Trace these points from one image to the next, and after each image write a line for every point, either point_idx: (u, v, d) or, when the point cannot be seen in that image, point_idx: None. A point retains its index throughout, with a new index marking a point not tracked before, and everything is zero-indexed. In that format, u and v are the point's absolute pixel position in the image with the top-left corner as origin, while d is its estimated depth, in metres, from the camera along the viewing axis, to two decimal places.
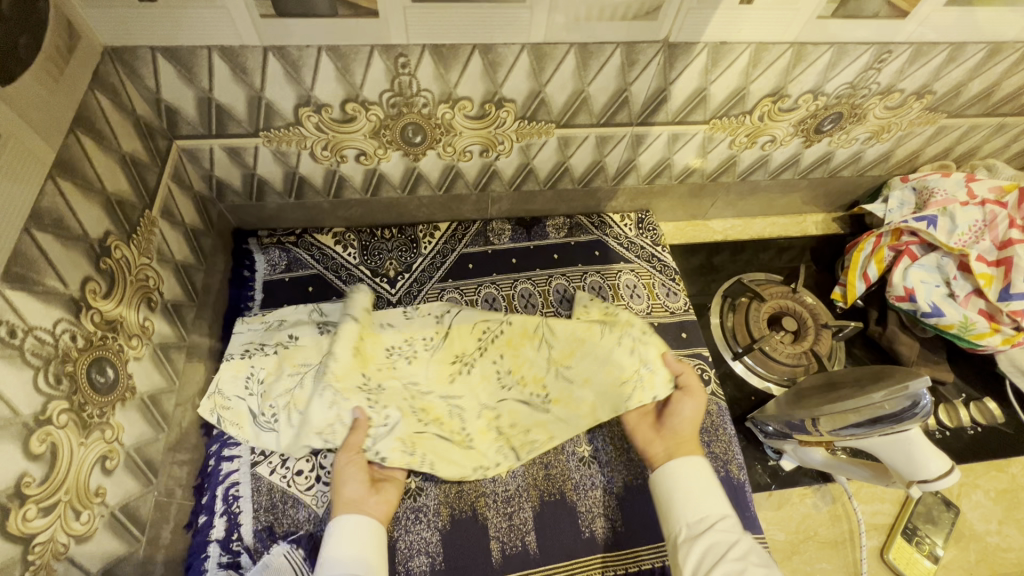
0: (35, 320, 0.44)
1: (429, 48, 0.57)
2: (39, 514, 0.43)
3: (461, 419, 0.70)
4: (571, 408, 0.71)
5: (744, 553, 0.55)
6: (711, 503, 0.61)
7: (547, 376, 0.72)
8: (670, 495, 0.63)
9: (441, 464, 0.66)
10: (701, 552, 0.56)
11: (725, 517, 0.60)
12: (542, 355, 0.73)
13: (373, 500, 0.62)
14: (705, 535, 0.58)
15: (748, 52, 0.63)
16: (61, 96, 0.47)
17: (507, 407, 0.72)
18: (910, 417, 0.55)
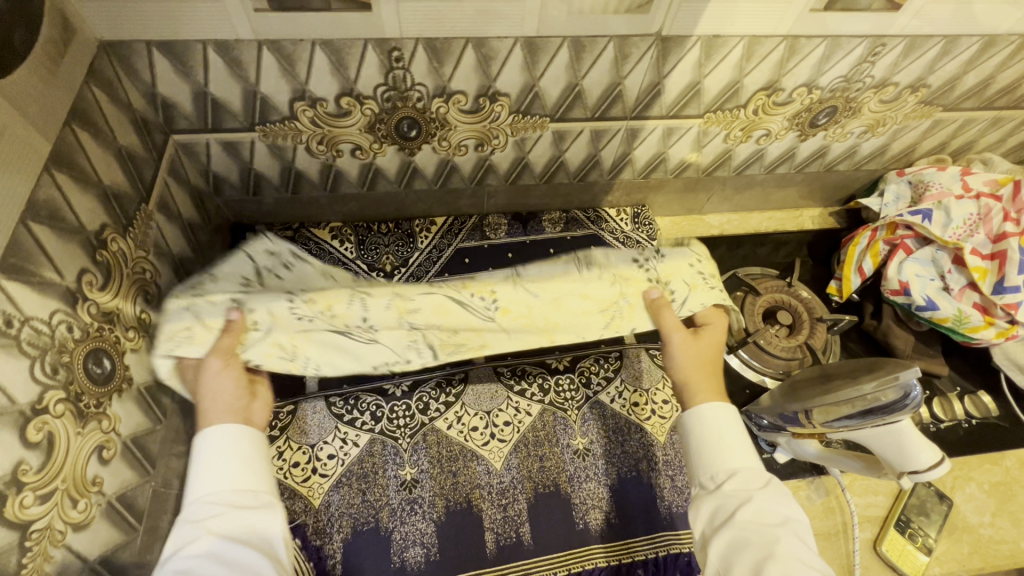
0: (32, 310, 0.44)
1: (422, 42, 0.57)
2: (36, 502, 0.44)
3: (362, 312, 0.60)
4: (522, 322, 0.64)
5: (756, 513, 0.52)
6: (723, 458, 0.57)
7: (499, 286, 0.63)
8: (688, 448, 0.60)
9: (330, 365, 0.62)
10: (711, 513, 0.54)
11: (734, 473, 0.55)
12: (505, 275, 0.65)
13: (256, 406, 0.57)
14: (716, 495, 0.55)
15: (741, 46, 0.63)
16: (57, 89, 0.48)
17: (431, 302, 0.62)
18: (902, 408, 0.55)
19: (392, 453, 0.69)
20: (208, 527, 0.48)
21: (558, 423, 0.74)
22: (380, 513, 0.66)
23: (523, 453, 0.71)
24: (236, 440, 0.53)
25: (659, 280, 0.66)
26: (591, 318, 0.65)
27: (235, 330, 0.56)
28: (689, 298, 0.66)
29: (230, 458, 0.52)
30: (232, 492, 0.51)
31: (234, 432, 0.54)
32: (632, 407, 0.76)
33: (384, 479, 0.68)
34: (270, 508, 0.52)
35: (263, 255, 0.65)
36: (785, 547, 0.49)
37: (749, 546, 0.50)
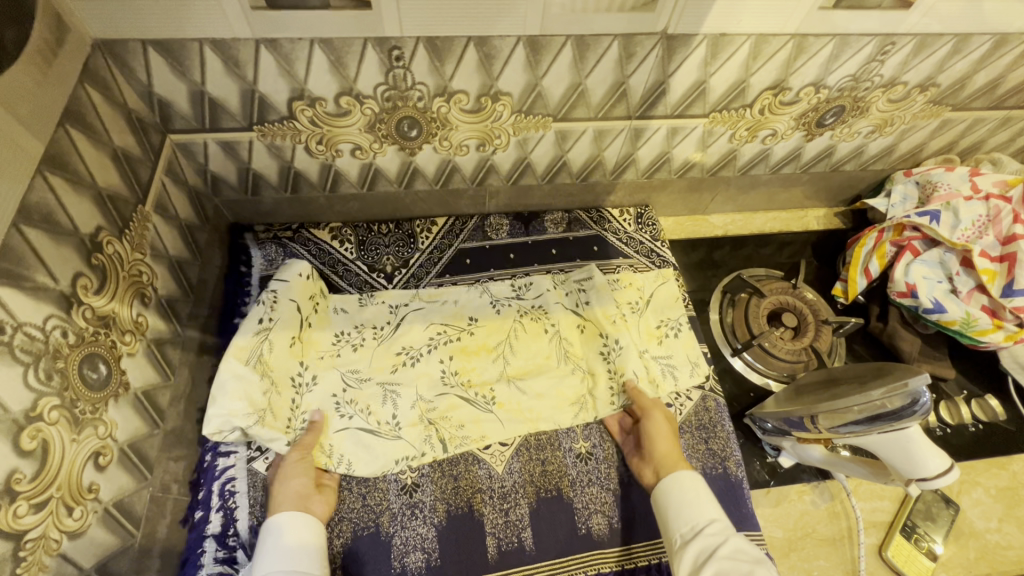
0: (25, 316, 0.43)
1: (423, 40, 0.56)
2: (30, 511, 0.43)
3: (391, 411, 0.71)
4: (514, 413, 0.73)
5: (733, 552, 0.55)
6: (698, 511, 0.61)
7: (496, 384, 0.75)
8: (666, 505, 0.63)
9: (361, 462, 0.67)
10: (693, 556, 0.57)
11: (713, 522, 0.60)
12: (497, 367, 0.76)
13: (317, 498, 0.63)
14: (697, 537, 0.58)
15: (748, 44, 0.62)
16: (50, 90, 0.47)
17: (445, 401, 0.72)
18: (910, 415, 0.54)
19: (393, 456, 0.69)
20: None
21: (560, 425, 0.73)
22: (380, 517, 0.65)
23: (524, 457, 0.70)
24: (297, 529, 0.59)
25: (615, 373, 0.75)
26: (562, 411, 0.73)
27: (309, 442, 0.66)
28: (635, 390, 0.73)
29: (291, 544, 0.58)
30: (288, 574, 0.55)
31: (298, 521, 0.59)
32: None
33: (384, 484, 0.67)
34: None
35: (302, 298, 0.73)
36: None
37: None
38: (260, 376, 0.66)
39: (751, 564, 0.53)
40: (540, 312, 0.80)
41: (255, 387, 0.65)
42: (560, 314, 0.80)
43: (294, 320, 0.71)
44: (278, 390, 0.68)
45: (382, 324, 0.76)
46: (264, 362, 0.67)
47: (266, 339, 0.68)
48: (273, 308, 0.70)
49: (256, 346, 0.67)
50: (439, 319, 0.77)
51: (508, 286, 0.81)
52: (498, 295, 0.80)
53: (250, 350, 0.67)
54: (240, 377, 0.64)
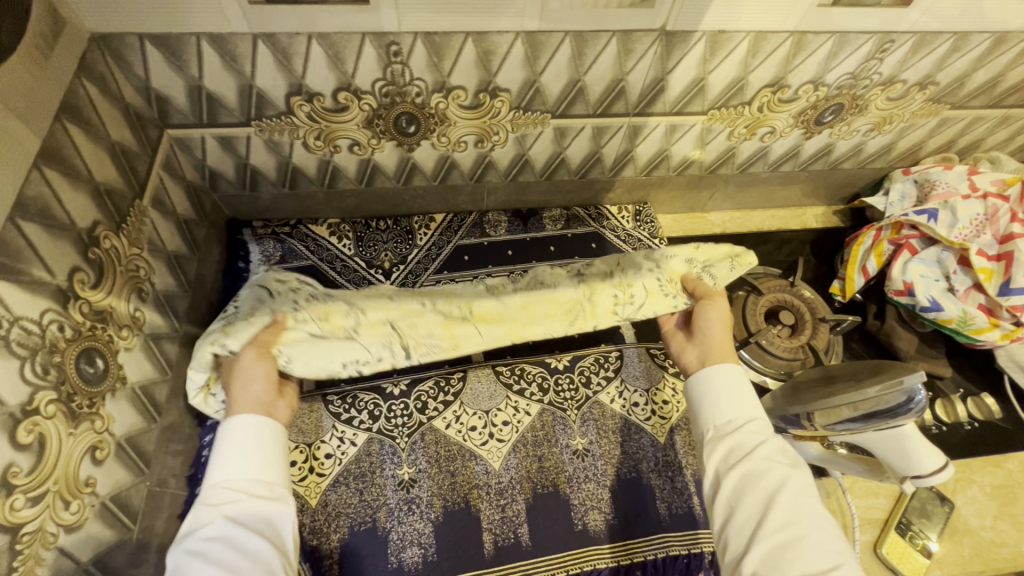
0: (22, 311, 0.43)
1: (422, 36, 0.56)
2: (26, 504, 0.43)
3: (353, 322, 0.65)
4: (493, 325, 0.71)
5: (770, 454, 0.53)
6: (738, 409, 0.58)
7: (479, 298, 0.71)
8: (704, 398, 0.60)
9: (302, 364, 0.62)
10: (725, 452, 0.55)
11: (751, 420, 0.57)
12: (480, 298, 0.72)
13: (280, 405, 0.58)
14: (731, 435, 0.56)
15: (747, 40, 0.62)
16: (47, 83, 0.46)
17: (416, 317, 0.68)
18: (905, 412, 0.55)
19: (390, 452, 0.69)
20: (221, 512, 0.48)
21: (558, 422, 0.73)
22: (377, 512, 0.66)
23: (521, 454, 0.71)
24: (259, 435, 0.54)
25: (621, 284, 0.72)
26: (556, 321, 0.72)
27: (263, 339, 0.60)
28: (644, 305, 0.71)
29: (250, 446, 0.53)
30: (249, 479, 0.51)
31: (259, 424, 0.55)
32: (632, 408, 0.75)
33: (382, 479, 0.67)
34: (281, 500, 0.52)
35: (272, 279, 0.67)
36: (795, 487, 0.51)
37: (759, 480, 0.52)
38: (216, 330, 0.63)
39: (786, 469, 0.53)
40: (536, 283, 0.74)
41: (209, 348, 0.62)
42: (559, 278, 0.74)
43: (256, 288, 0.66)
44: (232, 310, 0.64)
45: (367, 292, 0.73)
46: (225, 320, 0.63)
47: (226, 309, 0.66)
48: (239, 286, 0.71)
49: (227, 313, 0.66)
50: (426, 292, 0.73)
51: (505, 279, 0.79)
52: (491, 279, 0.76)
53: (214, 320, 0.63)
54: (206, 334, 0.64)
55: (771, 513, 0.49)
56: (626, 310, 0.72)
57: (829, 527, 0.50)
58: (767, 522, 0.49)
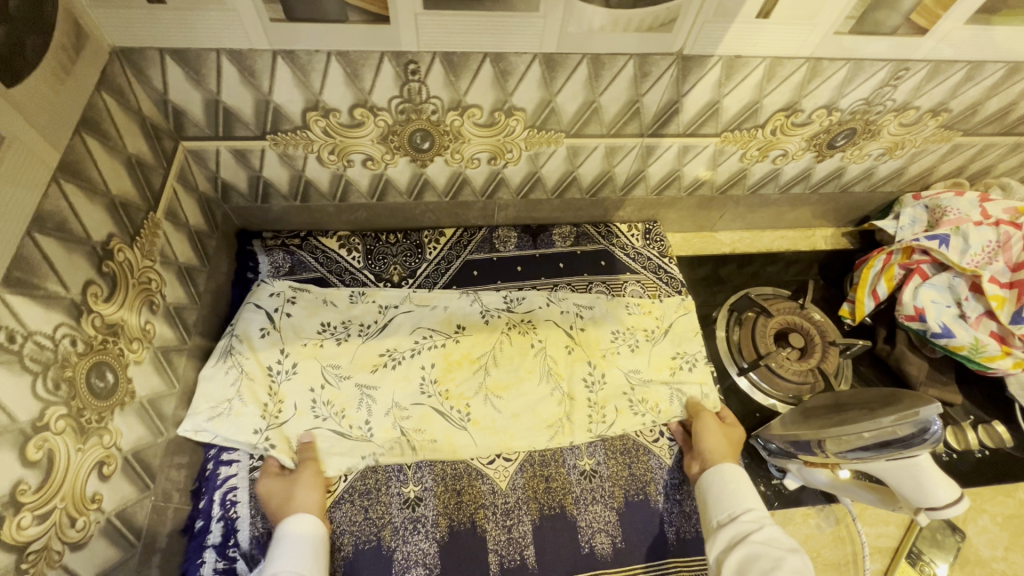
0: (35, 325, 0.43)
1: (440, 56, 0.56)
2: (33, 522, 0.43)
3: (366, 416, 0.70)
4: (488, 431, 0.71)
5: (768, 539, 0.58)
6: (737, 499, 0.64)
7: (473, 399, 0.73)
8: (711, 489, 0.66)
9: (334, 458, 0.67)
10: (728, 538, 0.60)
11: (750, 510, 0.62)
12: (476, 379, 0.75)
13: (304, 493, 0.62)
14: (733, 523, 0.61)
15: (763, 66, 0.62)
16: (68, 97, 0.47)
17: (419, 411, 0.71)
18: (919, 444, 0.54)
19: (396, 469, 0.68)
20: None
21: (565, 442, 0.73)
22: (382, 530, 0.65)
23: (528, 474, 0.70)
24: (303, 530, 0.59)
25: (597, 402, 0.75)
26: (539, 434, 0.72)
27: (309, 456, 0.66)
28: (615, 424, 0.73)
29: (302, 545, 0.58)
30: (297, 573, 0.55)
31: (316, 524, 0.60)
32: (639, 429, 0.75)
33: (387, 496, 0.67)
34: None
35: (267, 299, 0.74)
36: (793, 567, 0.54)
37: (760, 561, 0.55)
38: (229, 368, 0.69)
39: (784, 553, 0.56)
40: (528, 326, 0.79)
41: (224, 380, 0.68)
42: (552, 333, 0.79)
43: (261, 316, 0.73)
44: (246, 363, 0.69)
45: (368, 324, 0.76)
46: (242, 369, 0.69)
47: (232, 335, 0.71)
48: (237, 322, 0.72)
49: (228, 343, 0.70)
50: (426, 323, 0.77)
51: (500, 298, 0.81)
52: (488, 305, 0.80)
53: (219, 352, 0.70)
54: (215, 378, 0.68)
55: None
56: (599, 429, 0.73)
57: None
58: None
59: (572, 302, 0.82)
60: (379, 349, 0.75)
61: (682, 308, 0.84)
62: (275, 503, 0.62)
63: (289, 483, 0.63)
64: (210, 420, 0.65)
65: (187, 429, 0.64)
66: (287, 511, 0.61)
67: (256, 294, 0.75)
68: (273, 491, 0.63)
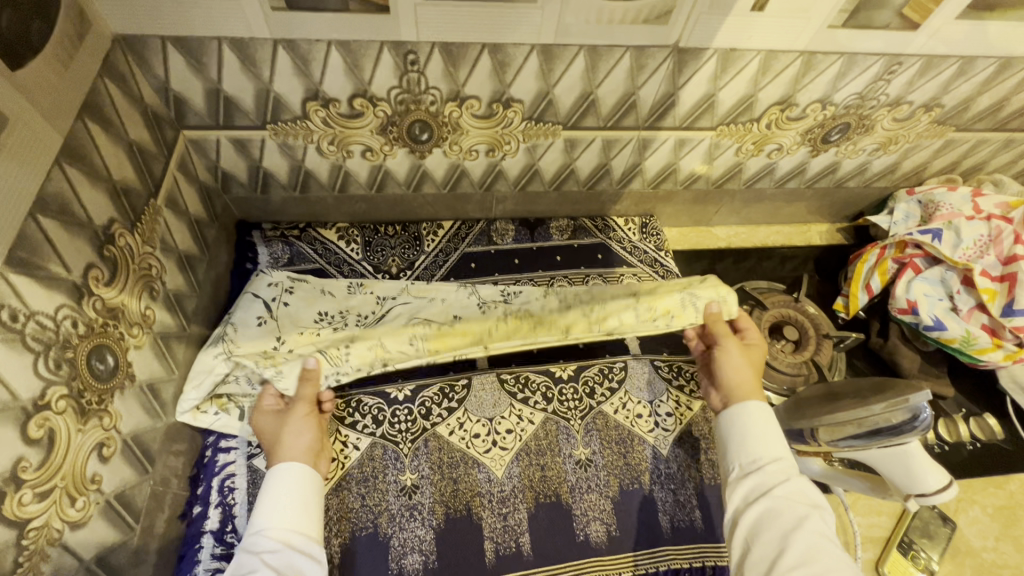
0: (37, 305, 0.44)
1: (439, 46, 0.57)
2: (34, 499, 0.43)
3: None
4: None
5: (790, 496, 0.55)
6: (766, 446, 0.60)
7: None
8: (733, 435, 0.62)
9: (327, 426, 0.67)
10: (749, 488, 0.57)
11: (777, 460, 0.58)
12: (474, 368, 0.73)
13: (290, 436, 0.62)
14: (756, 473, 0.58)
15: (758, 59, 0.63)
16: (71, 82, 0.47)
17: None
18: (909, 430, 0.55)
19: (393, 457, 0.69)
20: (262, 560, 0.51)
21: (561, 432, 0.73)
22: (379, 517, 0.65)
23: (524, 462, 0.71)
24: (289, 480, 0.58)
25: None
26: None
27: (308, 394, 0.65)
28: None
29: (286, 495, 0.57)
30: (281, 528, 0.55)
31: (300, 472, 0.59)
32: (635, 419, 0.75)
33: (384, 484, 0.67)
34: (316, 554, 0.54)
35: (266, 289, 0.75)
36: (814, 528, 0.52)
37: (779, 520, 0.53)
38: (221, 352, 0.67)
39: (806, 511, 0.53)
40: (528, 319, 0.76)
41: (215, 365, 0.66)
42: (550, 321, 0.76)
43: (259, 305, 0.73)
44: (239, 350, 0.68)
45: (366, 314, 0.76)
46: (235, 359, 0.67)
47: (228, 323, 0.71)
48: (235, 311, 0.72)
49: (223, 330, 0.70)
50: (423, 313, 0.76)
51: (497, 290, 0.80)
52: (486, 297, 0.78)
53: (213, 339, 0.69)
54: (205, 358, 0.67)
55: (788, 553, 0.50)
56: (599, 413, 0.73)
57: (849, 571, 0.49)
58: (783, 561, 0.50)
59: (573, 289, 0.80)
60: (373, 340, 0.72)
61: (683, 288, 0.79)
62: (268, 440, 0.63)
63: (281, 419, 0.64)
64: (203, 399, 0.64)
65: (184, 411, 0.64)
66: (277, 454, 0.61)
67: (254, 284, 0.75)
68: (267, 426, 0.64)
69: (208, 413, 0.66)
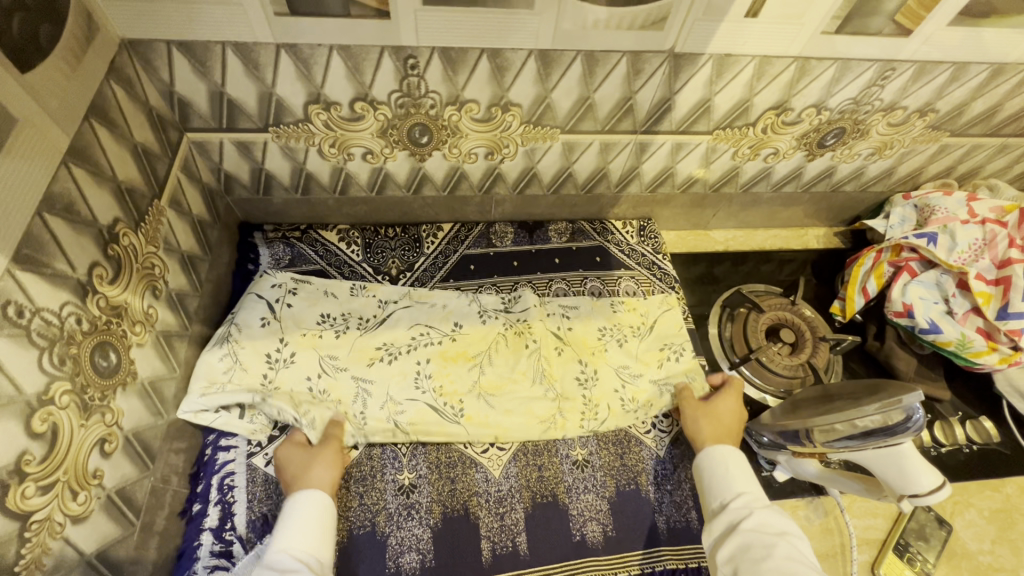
0: (42, 301, 0.45)
1: (439, 50, 0.58)
2: (37, 492, 0.44)
3: (361, 408, 0.70)
4: (480, 426, 0.71)
5: (757, 526, 0.57)
6: (729, 485, 0.63)
7: (467, 396, 0.73)
8: (704, 478, 0.66)
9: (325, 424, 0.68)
10: (721, 527, 0.59)
11: (740, 495, 0.61)
12: (471, 377, 0.75)
13: (317, 472, 0.63)
14: (725, 512, 0.60)
15: (753, 64, 0.64)
16: (78, 85, 0.48)
17: (414, 407, 0.71)
18: (903, 431, 0.56)
19: (391, 457, 0.70)
20: None
21: (558, 433, 0.74)
22: (377, 516, 0.66)
23: (521, 463, 0.71)
24: (310, 506, 0.59)
25: (591, 401, 0.75)
26: (532, 428, 0.72)
27: (333, 434, 0.67)
28: (608, 420, 0.74)
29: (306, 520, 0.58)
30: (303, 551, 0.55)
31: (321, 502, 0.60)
32: (632, 420, 0.76)
33: (382, 483, 0.68)
34: None
35: (269, 289, 0.76)
36: (785, 553, 0.53)
37: (749, 550, 0.54)
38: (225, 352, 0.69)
39: (774, 538, 0.55)
40: (523, 325, 0.79)
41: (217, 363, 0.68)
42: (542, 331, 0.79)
43: (263, 305, 0.74)
44: (242, 351, 0.70)
45: (367, 316, 0.77)
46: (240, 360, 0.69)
47: (231, 322, 0.72)
48: (239, 311, 0.73)
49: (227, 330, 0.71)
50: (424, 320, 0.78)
51: (498, 299, 0.81)
52: (486, 306, 0.80)
53: (217, 338, 0.70)
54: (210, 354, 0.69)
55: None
56: (591, 425, 0.73)
57: None
58: None
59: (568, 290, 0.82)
60: (375, 342, 0.75)
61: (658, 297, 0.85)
62: (291, 473, 0.63)
63: (311, 454, 0.65)
64: (204, 396, 0.66)
65: (188, 408, 0.65)
66: (301, 487, 0.61)
67: (258, 285, 0.76)
68: (290, 460, 0.64)
69: (208, 411, 0.66)
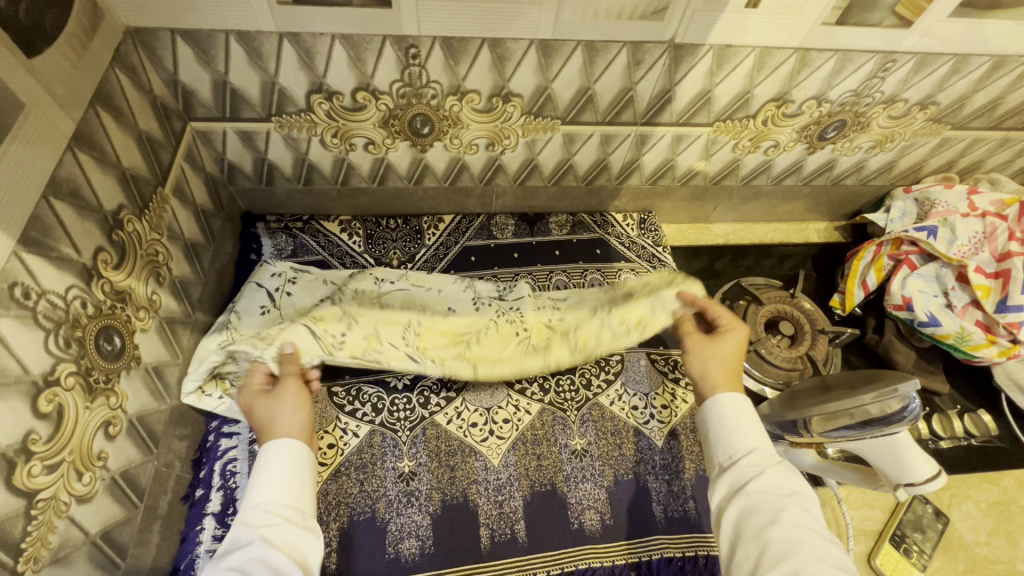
0: (49, 285, 0.45)
1: (440, 40, 0.58)
2: (43, 471, 0.45)
3: (342, 333, 0.71)
4: (460, 352, 0.75)
5: (765, 488, 0.53)
6: (739, 441, 0.58)
7: (452, 352, 0.75)
8: (711, 430, 0.61)
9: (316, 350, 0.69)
10: (725, 486, 0.56)
11: (751, 452, 0.57)
12: (460, 349, 0.76)
13: (280, 416, 0.61)
14: (732, 469, 0.56)
15: (753, 55, 0.64)
16: (84, 71, 0.49)
17: (394, 350, 0.73)
18: (898, 420, 0.56)
19: (391, 445, 0.70)
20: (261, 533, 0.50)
21: (557, 422, 0.74)
22: (376, 503, 0.67)
23: (520, 451, 0.72)
24: (287, 453, 0.57)
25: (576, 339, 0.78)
26: (513, 354, 0.76)
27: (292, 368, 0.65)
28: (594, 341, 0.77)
29: (284, 471, 0.55)
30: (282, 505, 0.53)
31: (296, 448, 0.57)
32: (631, 411, 0.76)
33: (382, 471, 0.69)
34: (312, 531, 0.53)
35: (269, 279, 0.76)
36: (792, 518, 0.51)
37: (755, 515, 0.52)
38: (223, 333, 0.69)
39: (782, 501, 0.52)
40: (516, 316, 0.79)
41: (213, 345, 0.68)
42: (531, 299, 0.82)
43: (263, 295, 0.75)
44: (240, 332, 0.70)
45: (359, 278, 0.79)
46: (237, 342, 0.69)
47: (232, 311, 0.72)
48: (239, 299, 0.74)
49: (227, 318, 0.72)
50: (417, 300, 0.78)
51: (493, 287, 0.82)
52: (481, 294, 0.81)
53: (217, 325, 0.71)
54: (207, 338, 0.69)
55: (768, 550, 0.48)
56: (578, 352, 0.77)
57: (833, 558, 0.48)
58: (766, 558, 0.48)
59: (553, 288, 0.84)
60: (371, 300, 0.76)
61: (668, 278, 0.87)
62: (257, 420, 0.61)
63: (272, 400, 0.62)
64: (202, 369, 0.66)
65: (189, 390, 0.65)
66: (271, 435, 0.59)
67: (258, 274, 0.77)
68: (255, 407, 0.62)
69: (211, 395, 0.67)
